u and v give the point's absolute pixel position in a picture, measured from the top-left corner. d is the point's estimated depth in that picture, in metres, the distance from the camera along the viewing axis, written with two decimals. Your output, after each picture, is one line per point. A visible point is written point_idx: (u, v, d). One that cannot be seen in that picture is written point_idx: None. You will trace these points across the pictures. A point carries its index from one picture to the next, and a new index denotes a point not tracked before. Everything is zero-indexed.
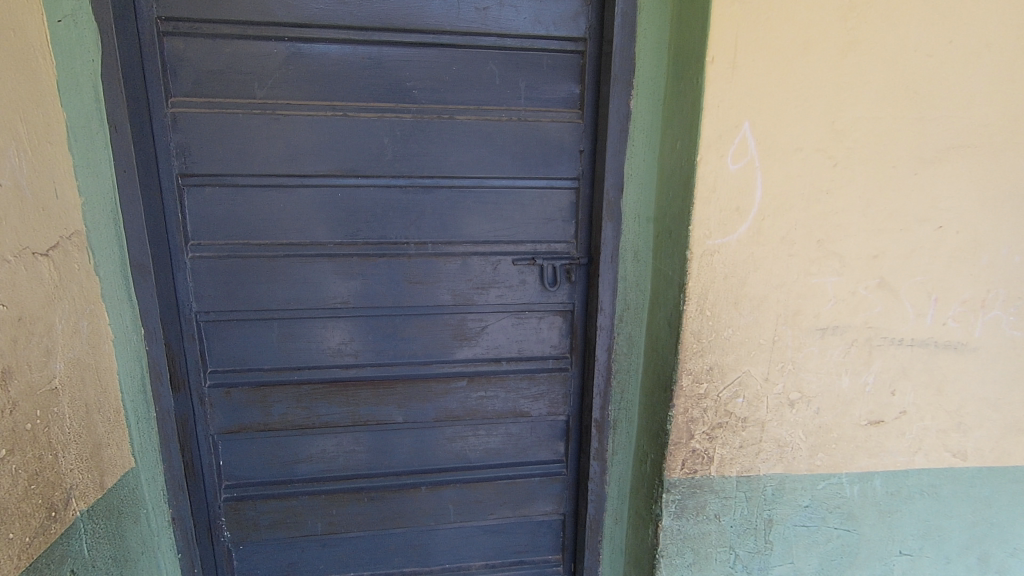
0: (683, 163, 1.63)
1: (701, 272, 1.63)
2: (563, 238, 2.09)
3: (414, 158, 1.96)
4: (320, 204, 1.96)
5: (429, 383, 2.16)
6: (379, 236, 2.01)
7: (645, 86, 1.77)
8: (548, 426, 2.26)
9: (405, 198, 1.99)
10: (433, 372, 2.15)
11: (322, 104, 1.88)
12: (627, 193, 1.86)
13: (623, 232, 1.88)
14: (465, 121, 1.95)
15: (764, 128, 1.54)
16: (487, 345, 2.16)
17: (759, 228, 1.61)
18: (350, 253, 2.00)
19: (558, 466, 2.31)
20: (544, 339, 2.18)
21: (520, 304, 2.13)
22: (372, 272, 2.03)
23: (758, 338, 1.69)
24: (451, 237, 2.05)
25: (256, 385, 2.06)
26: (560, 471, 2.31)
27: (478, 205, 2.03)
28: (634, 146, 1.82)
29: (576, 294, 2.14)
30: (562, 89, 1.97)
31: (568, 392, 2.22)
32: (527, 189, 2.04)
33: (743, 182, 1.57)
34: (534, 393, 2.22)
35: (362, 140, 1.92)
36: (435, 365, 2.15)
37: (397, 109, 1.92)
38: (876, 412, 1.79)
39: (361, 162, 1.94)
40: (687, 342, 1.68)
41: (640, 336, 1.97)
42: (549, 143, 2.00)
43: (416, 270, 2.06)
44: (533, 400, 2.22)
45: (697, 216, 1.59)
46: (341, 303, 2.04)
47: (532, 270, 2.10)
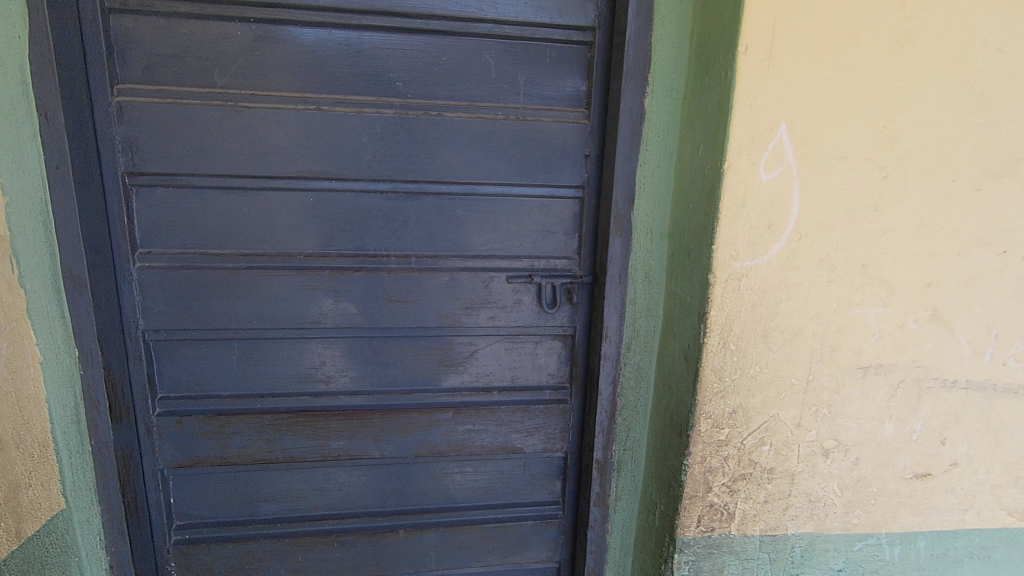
0: (706, 171, 1.39)
1: (725, 300, 1.39)
2: (563, 254, 1.86)
3: (396, 160, 1.73)
4: (288, 210, 1.72)
5: (409, 415, 1.91)
6: (355, 248, 1.77)
7: (662, 82, 1.54)
8: (543, 463, 2.02)
9: (385, 205, 1.76)
10: (414, 402, 1.90)
11: (293, 96, 1.65)
12: (639, 204, 1.62)
13: (633, 249, 1.65)
14: (456, 118, 1.72)
15: (803, 131, 1.30)
16: (476, 372, 1.91)
17: (795, 249, 1.37)
18: (323, 266, 1.76)
19: (553, 509, 2.05)
20: (540, 367, 1.94)
21: (514, 327, 1.89)
22: (347, 289, 1.79)
23: (790, 378, 1.45)
24: (437, 251, 1.81)
25: (212, 413, 1.81)
26: (556, 514, 2.06)
27: (469, 215, 1.80)
28: (648, 150, 1.59)
29: (577, 316, 1.89)
30: (566, 86, 1.75)
31: (566, 426, 1.98)
32: (524, 197, 1.80)
33: (778, 195, 1.33)
34: (528, 427, 1.97)
35: (337, 138, 1.69)
36: (418, 395, 1.90)
37: (379, 104, 1.69)
38: (923, 464, 1.54)
39: (335, 164, 1.70)
40: (707, 381, 1.44)
41: (649, 367, 1.73)
42: (551, 146, 1.77)
43: (397, 287, 1.81)
44: (527, 435, 1.98)
45: (722, 233, 1.35)
46: (310, 323, 1.80)
47: (528, 289, 1.86)
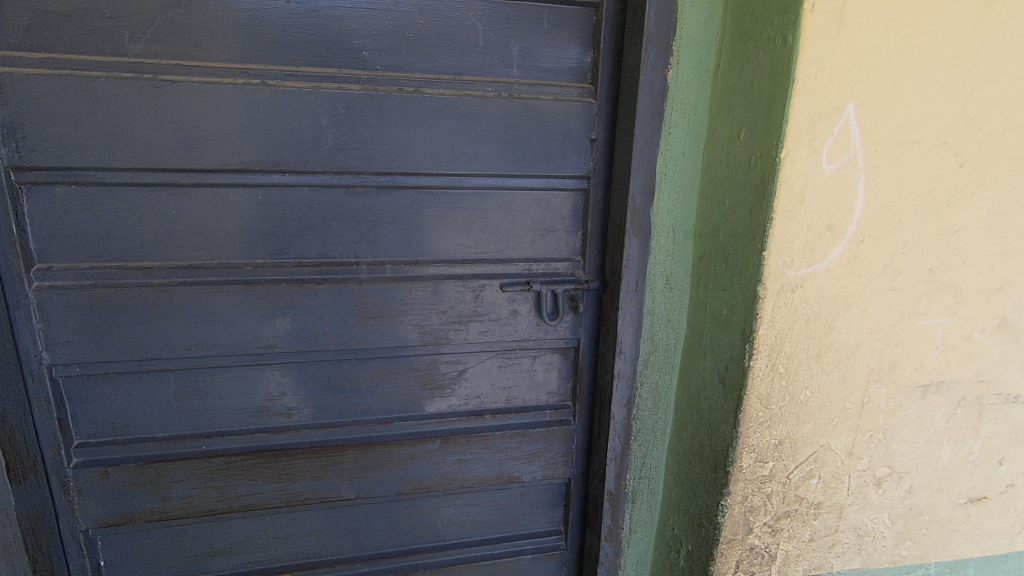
0: (751, 160, 1.14)
1: (776, 316, 1.16)
2: (565, 255, 1.60)
3: (364, 147, 1.41)
4: (230, 212, 1.39)
5: (389, 449, 1.63)
6: (316, 255, 1.46)
7: (689, 52, 1.29)
8: (543, 491, 1.78)
9: (352, 203, 1.45)
10: (394, 434, 1.62)
11: (229, 68, 1.30)
12: (659, 199, 1.37)
13: (653, 252, 1.40)
14: (438, 96, 1.41)
15: (873, 111, 1.07)
16: (466, 394, 1.65)
17: (856, 253, 1.14)
18: (277, 278, 1.44)
19: (555, 541, 1.82)
20: (539, 385, 1.69)
21: (509, 342, 1.63)
22: (307, 305, 1.48)
23: (844, 402, 1.24)
24: (417, 256, 1.52)
25: (147, 461, 1.48)
26: (559, 546, 1.82)
27: (454, 213, 1.51)
28: (671, 133, 1.33)
29: (581, 327, 1.64)
30: (568, 56, 1.47)
31: (569, 450, 1.74)
32: (519, 190, 1.52)
33: (841, 188, 1.10)
34: (526, 454, 1.72)
35: (289, 120, 1.35)
36: (398, 426, 1.62)
37: (340, 77, 1.36)
38: (979, 487, 1.37)
39: (288, 153, 1.37)
40: (752, 410, 1.22)
41: (669, 386, 1.51)
42: (551, 128, 1.49)
43: (370, 301, 1.51)
44: (525, 462, 1.73)
45: (776, 237, 1.11)
46: (264, 347, 1.49)
47: (525, 298, 1.59)
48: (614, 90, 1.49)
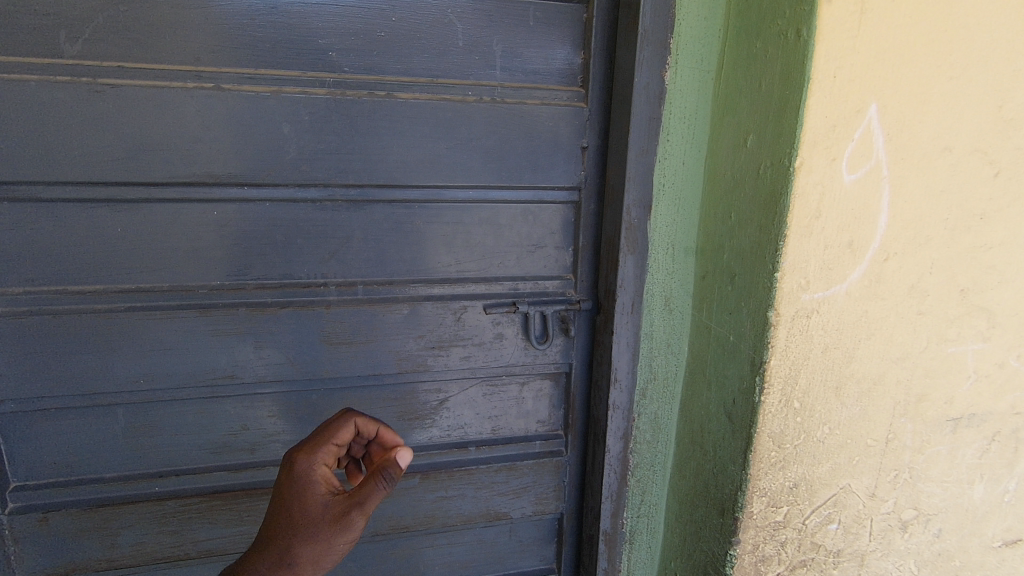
0: (759, 169, 1.02)
1: (790, 345, 1.03)
2: (554, 273, 1.47)
3: (332, 157, 1.28)
4: (182, 229, 1.26)
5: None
6: (280, 275, 1.33)
7: (689, 51, 1.16)
8: (533, 528, 1.64)
9: (319, 219, 1.32)
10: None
11: (178, 70, 1.18)
12: (657, 212, 1.24)
13: (650, 270, 1.27)
14: (412, 100, 1.29)
15: (898, 113, 0.95)
16: (448, 425, 1.51)
17: (879, 273, 1.01)
18: (236, 303, 1.31)
19: None
20: (528, 413, 1.55)
21: (495, 369, 1.49)
22: (270, 331, 1.35)
23: (865, 439, 1.11)
24: (392, 276, 1.39)
25: (93, 504, 1.34)
26: None
27: (432, 228, 1.38)
28: (670, 140, 1.21)
29: (573, 351, 1.51)
30: (555, 57, 1.34)
31: (562, 483, 1.60)
32: (503, 203, 1.40)
33: (861, 201, 0.97)
34: (514, 489, 1.58)
35: (247, 128, 1.23)
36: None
37: (304, 80, 1.24)
38: (1013, 529, 1.24)
39: (246, 165, 1.25)
40: (763, 450, 1.08)
41: (669, 417, 1.37)
42: (538, 135, 1.36)
43: (339, 325, 1.38)
44: (513, 498, 1.59)
45: (789, 257, 0.98)
46: (222, 379, 1.35)
47: (511, 320, 1.46)
48: (606, 94, 1.37)
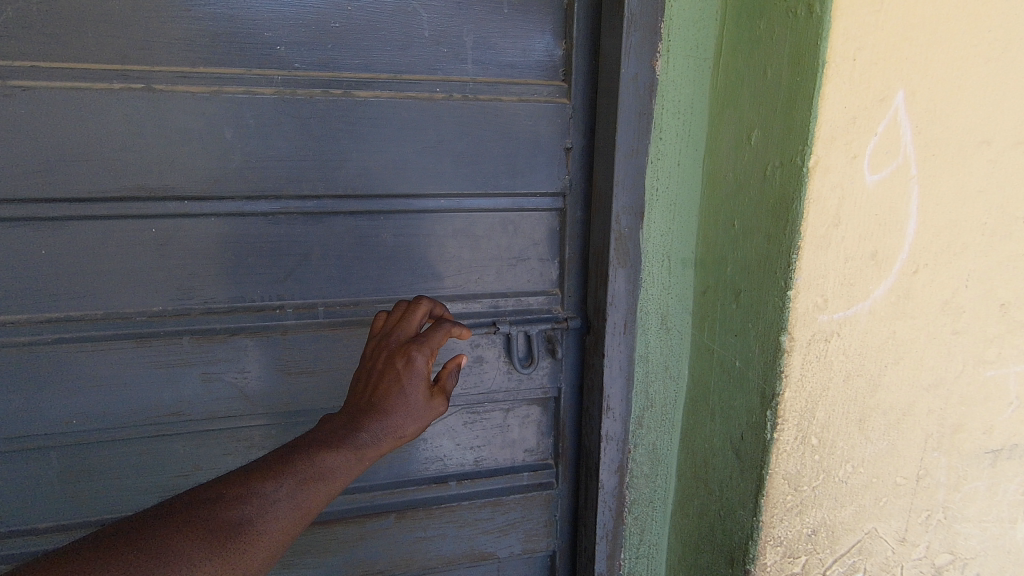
0: (767, 170, 0.88)
1: (806, 374, 0.88)
2: (538, 288, 1.33)
3: (282, 165, 1.15)
4: (113, 251, 1.12)
5: (332, 528, 1.35)
6: (229, 298, 1.19)
7: (683, 37, 1.02)
8: (523, 567, 1.50)
9: (270, 236, 1.18)
10: (338, 509, 1.35)
11: (103, 69, 1.04)
12: (650, 220, 1.10)
13: (644, 285, 1.13)
14: (373, 98, 1.15)
15: (929, 102, 0.80)
16: (425, 458, 1.37)
17: (908, 289, 0.87)
18: (180, 331, 1.18)
19: None
20: (513, 442, 1.41)
21: (475, 396, 1.35)
22: (220, 360, 1.22)
23: (894, 476, 0.96)
24: (356, 295, 1.25)
25: (26, 559, 1.19)
26: None
27: (401, 242, 1.24)
28: (663, 138, 1.07)
29: (562, 373, 1.36)
30: (533, 49, 1.20)
31: (553, 518, 1.46)
32: (480, 212, 1.26)
33: (886, 205, 0.83)
34: (500, 526, 1.44)
35: (184, 134, 1.09)
36: (342, 499, 1.35)
37: (249, 79, 1.10)
38: None
39: (185, 176, 1.11)
40: (778, 495, 0.94)
41: (669, 448, 1.23)
42: (515, 136, 1.22)
43: (296, 353, 1.25)
44: (500, 536, 1.44)
45: (803, 273, 0.84)
46: (166, 415, 1.22)
47: (492, 341, 1.32)
48: (591, 89, 1.23)
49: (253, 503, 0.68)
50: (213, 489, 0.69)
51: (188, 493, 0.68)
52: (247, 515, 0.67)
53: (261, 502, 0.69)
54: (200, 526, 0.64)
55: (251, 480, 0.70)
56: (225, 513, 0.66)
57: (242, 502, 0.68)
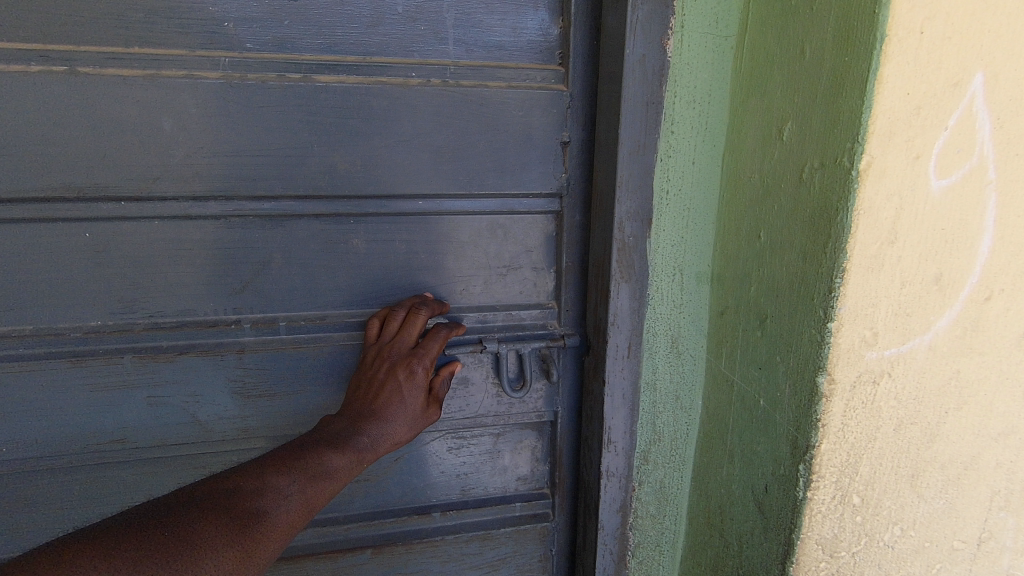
0: (803, 171, 0.71)
1: (850, 422, 0.73)
2: (530, 301, 1.18)
3: (233, 161, 1.01)
4: (40, 261, 1.01)
5: (301, 563, 1.24)
6: (178, 312, 1.08)
7: (701, 9, 0.85)
8: None
9: (219, 245, 1.06)
10: (306, 544, 1.24)
11: (20, 49, 0.90)
12: (659, 227, 0.94)
13: (651, 303, 0.97)
14: (336, 84, 1.00)
15: (1015, 86, 0.62)
16: (407, 485, 1.26)
17: (977, 321, 0.69)
18: (121, 348, 1.07)
19: None
20: (505, 470, 1.28)
21: (460, 421, 1.21)
22: (169, 381, 1.10)
23: (949, 540, 0.80)
24: (324, 309, 1.13)
25: None
26: None
27: (373, 249, 1.10)
28: (675, 131, 0.90)
29: (560, 397, 1.22)
30: (525, 25, 1.04)
31: (548, 552, 1.34)
32: (464, 216, 1.11)
33: (956, 217, 0.65)
34: (490, 561, 1.33)
35: (116, 125, 0.96)
36: (312, 532, 1.23)
37: (191, 61, 0.96)
38: None
39: (119, 173, 0.98)
40: (812, 559, 0.80)
41: (679, 486, 1.07)
42: (503, 129, 1.06)
43: (255, 373, 1.14)
44: (489, 571, 1.33)
45: (849, 301, 0.68)
46: (108, 443, 1.12)
47: (480, 361, 1.18)
48: (593, 74, 1.07)
49: (269, 494, 0.80)
50: (231, 483, 0.80)
51: (212, 482, 0.80)
52: (262, 506, 0.78)
53: (275, 495, 0.81)
54: (221, 515, 0.74)
55: (267, 475, 0.83)
56: (238, 508, 0.76)
57: (259, 494, 0.79)
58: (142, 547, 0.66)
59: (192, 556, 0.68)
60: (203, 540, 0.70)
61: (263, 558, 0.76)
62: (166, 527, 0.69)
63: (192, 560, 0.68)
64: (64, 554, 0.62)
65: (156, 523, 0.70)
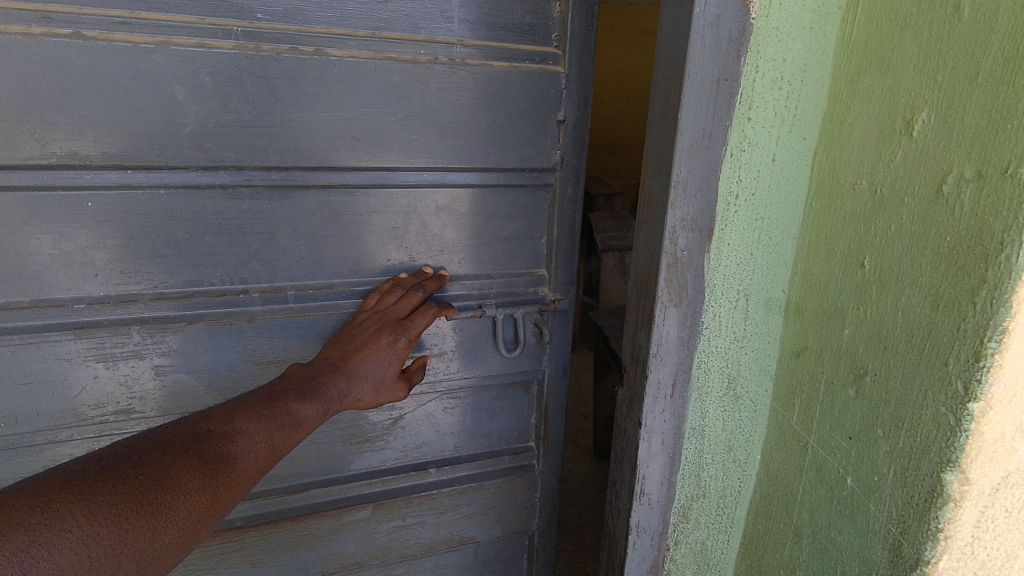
0: (948, 182, 0.51)
1: (985, 538, 0.53)
2: (523, 269, 1.30)
3: (244, 130, 1.02)
4: (43, 228, 0.99)
5: (307, 521, 1.36)
6: (185, 283, 1.09)
7: None
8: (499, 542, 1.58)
9: (236, 219, 1.08)
10: (312, 503, 1.36)
11: (18, 8, 0.87)
12: (724, 240, 0.74)
13: (706, 334, 0.78)
14: (349, 59, 1.03)
15: None
16: (403, 445, 1.39)
17: None
18: (126, 320, 1.08)
19: None
20: (494, 425, 1.45)
21: (456, 382, 1.35)
22: (174, 351, 1.13)
23: None
24: (330, 278, 1.18)
25: None
26: None
27: (378, 219, 1.16)
28: (753, 118, 0.69)
29: (548, 354, 1.39)
30: (520, 7, 1.11)
31: (533, 499, 1.55)
32: (463, 188, 1.19)
33: None
34: (479, 511, 1.51)
35: (124, 94, 0.95)
36: (314, 493, 1.35)
37: (205, 28, 0.96)
38: None
39: (121, 139, 0.97)
40: None
41: (726, 550, 0.89)
42: (507, 104, 1.14)
43: (264, 341, 1.18)
44: (480, 519, 1.52)
45: (1010, 376, 0.47)
46: (112, 415, 1.15)
47: (478, 323, 1.31)
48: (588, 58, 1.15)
49: (238, 440, 0.80)
50: (200, 428, 0.79)
51: (182, 425, 0.79)
52: (231, 451, 0.78)
53: (244, 440, 0.81)
54: (193, 459, 0.73)
55: (234, 421, 0.82)
56: (209, 452, 0.75)
57: (228, 439, 0.79)
58: (118, 489, 0.64)
59: (163, 500, 0.67)
60: (176, 483, 0.69)
61: (232, 502, 0.75)
62: (137, 473, 0.67)
63: (164, 504, 0.66)
64: (36, 499, 0.59)
65: (127, 468, 0.67)
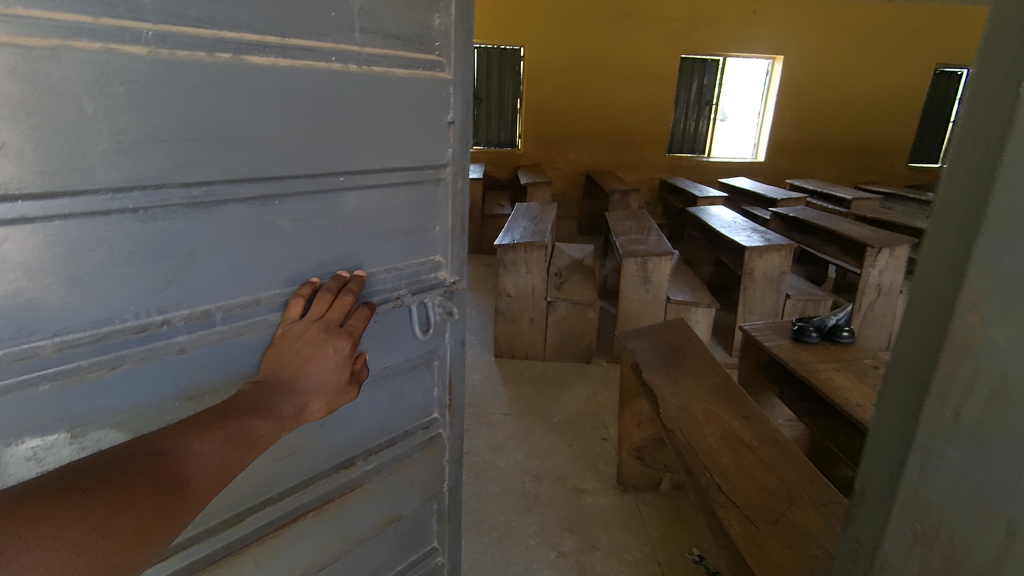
0: None
1: None
2: (421, 258, 1.34)
3: (176, 144, 0.87)
4: None
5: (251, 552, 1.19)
6: (97, 323, 0.88)
7: None
8: (417, 517, 1.62)
9: (149, 243, 0.90)
10: (254, 530, 1.19)
11: None
12: None
13: None
14: (273, 66, 0.94)
15: None
16: (330, 445, 1.30)
17: None
18: (30, 379, 0.82)
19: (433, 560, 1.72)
20: (411, 406, 1.48)
21: (380, 372, 1.34)
22: (91, 407, 0.89)
23: None
24: (255, 292, 1.05)
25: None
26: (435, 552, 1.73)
27: (298, 228, 1.08)
28: None
29: (448, 334, 1.49)
30: (409, 17, 1.13)
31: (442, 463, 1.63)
32: (378, 189, 1.19)
33: None
34: (402, 486, 1.52)
35: (13, 106, 0.73)
36: (253, 520, 1.19)
37: (109, 31, 0.78)
38: None
39: (20, 165, 0.75)
40: None
41: None
42: (406, 111, 1.17)
43: (197, 372, 1.01)
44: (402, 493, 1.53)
45: None
46: None
47: (396, 311, 1.31)
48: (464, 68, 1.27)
49: (190, 459, 0.78)
50: (150, 448, 0.76)
51: (133, 444, 0.76)
52: (184, 471, 0.76)
53: (196, 457, 0.79)
54: (144, 479, 0.71)
55: (188, 440, 0.80)
56: (162, 472, 0.74)
57: (180, 458, 0.77)
58: (72, 511, 0.62)
59: (122, 520, 0.66)
60: (130, 504, 0.67)
61: (184, 521, 0.74)
62: (93, 494, 0.65)
63: (119, 527, 0.65)
64: None
65: (81, 489, 0.65)
